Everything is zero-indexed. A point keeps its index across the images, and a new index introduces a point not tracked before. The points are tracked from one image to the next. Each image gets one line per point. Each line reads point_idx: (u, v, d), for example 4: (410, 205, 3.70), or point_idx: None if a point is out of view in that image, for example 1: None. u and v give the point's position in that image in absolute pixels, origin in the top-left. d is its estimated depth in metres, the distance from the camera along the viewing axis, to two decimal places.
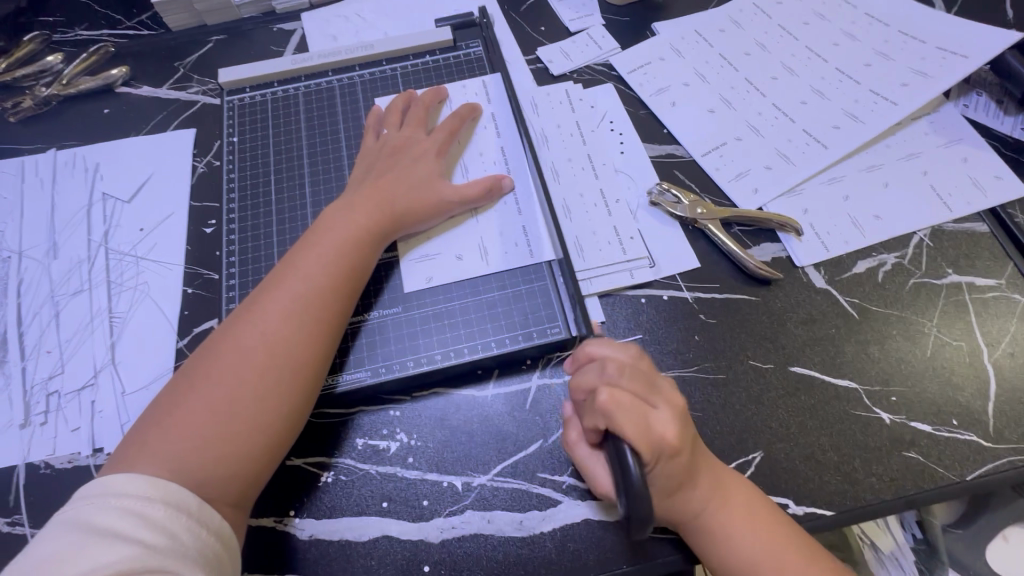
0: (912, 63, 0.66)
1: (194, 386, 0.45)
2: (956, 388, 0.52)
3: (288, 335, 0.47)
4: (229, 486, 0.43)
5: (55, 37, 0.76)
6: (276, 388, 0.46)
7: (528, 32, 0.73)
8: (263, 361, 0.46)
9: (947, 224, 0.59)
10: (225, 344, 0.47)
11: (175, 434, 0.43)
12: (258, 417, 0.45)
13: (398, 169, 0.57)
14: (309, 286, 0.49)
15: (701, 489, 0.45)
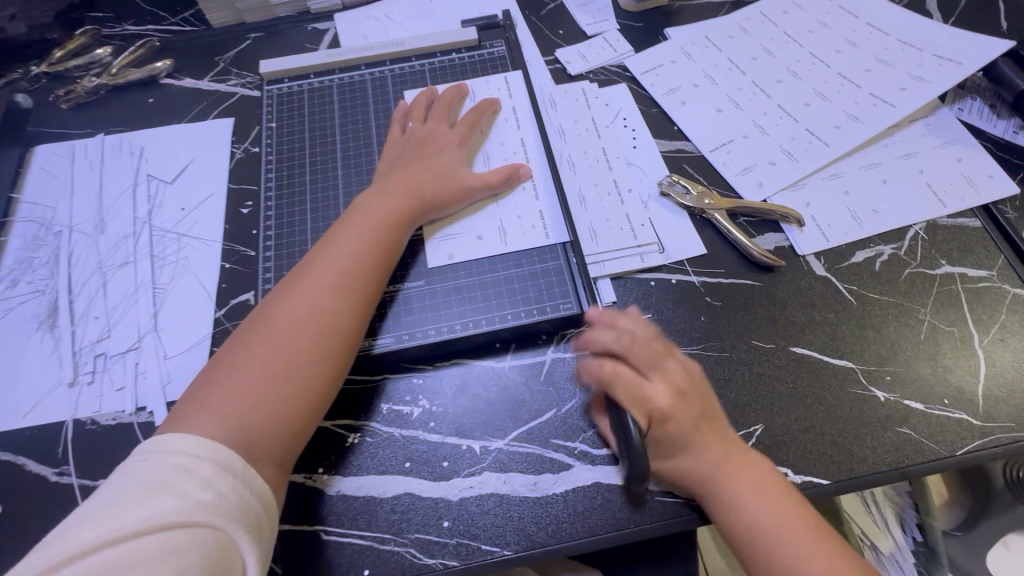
0: (910, 69, 0.70)
1: (241, 352, 0.49)
2: (949, 370, 0.55)
3: (330, 308, 0.51)
4: (275, 446, 0.47)
5: (103, 31, 0.81)
6: (317, 354, 0.49)
7: (547, 34, 0.78)
8: (306, 329, 0.50)
9: (941, 219, 0.62)
10: (268, 316, 0.51)
11: (225, 397, 0.46)
12: (302, 382, 0.48)
13: (425, 158, 0.62)
14: (348, 264, 0.53)
15: (713, 451, 0.49)
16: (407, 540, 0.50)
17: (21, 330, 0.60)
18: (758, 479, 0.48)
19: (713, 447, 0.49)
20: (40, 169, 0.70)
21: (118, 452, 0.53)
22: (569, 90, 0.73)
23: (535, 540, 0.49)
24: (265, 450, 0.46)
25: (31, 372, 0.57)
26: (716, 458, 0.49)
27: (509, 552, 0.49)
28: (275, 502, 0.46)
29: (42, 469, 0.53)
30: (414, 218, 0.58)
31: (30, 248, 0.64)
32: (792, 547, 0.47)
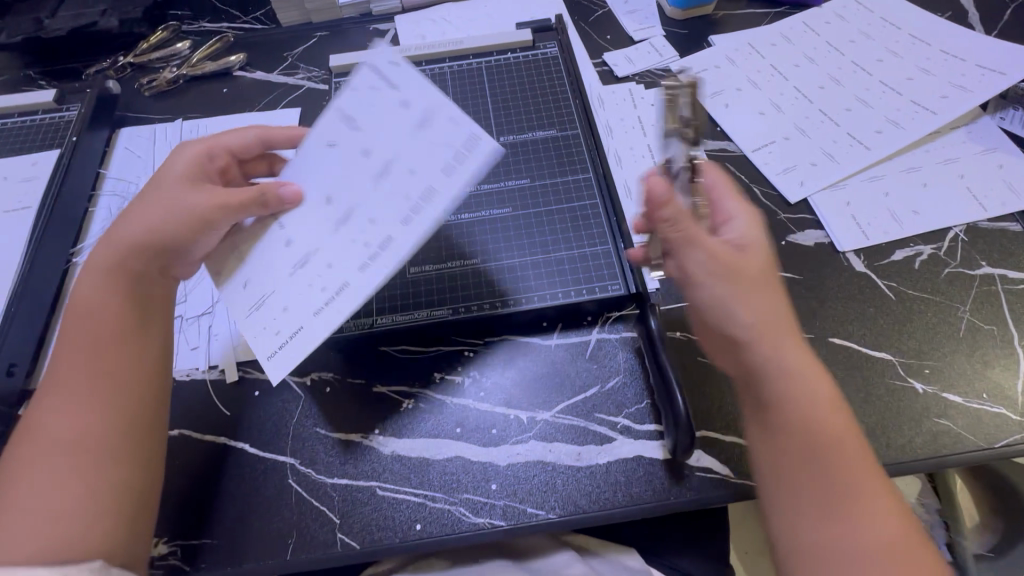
0: (952, 79, 0.72)
1: (8, 477, 0.44)
2: (987, 366, 0.56)
3: (92, 411, 0.46)
4: (107, 537, 0.43)
5: (183, 27, 0.88)
6: (80, 429, 0.45)
7: (596, 39, 0.82)
8: (59, 419, 0.46)
9: (982, 222, 0.64)
10: (41, 404, 0.47)
11: (27, 517, 0.42)
12: (78, 473, 0.44)
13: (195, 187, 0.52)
14: (90, 334, 0.48)
15: (849, 466, 0.43)
16: (457, 500, 0.52)
17: None
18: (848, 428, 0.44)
19: (815, 381, 0.44)
20: (125, 149, 0.76)
21: (193, 406, 0.58)
22: (403, 104, 0.48)
23: (579, 506, 0.52)
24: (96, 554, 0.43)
25: None
26: (813, 396, 0.44)
27: (553, 515, 0.51)
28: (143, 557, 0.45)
29: None
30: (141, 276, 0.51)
31: (115, 219, 0.70)
32: (859, 509, 0.42)
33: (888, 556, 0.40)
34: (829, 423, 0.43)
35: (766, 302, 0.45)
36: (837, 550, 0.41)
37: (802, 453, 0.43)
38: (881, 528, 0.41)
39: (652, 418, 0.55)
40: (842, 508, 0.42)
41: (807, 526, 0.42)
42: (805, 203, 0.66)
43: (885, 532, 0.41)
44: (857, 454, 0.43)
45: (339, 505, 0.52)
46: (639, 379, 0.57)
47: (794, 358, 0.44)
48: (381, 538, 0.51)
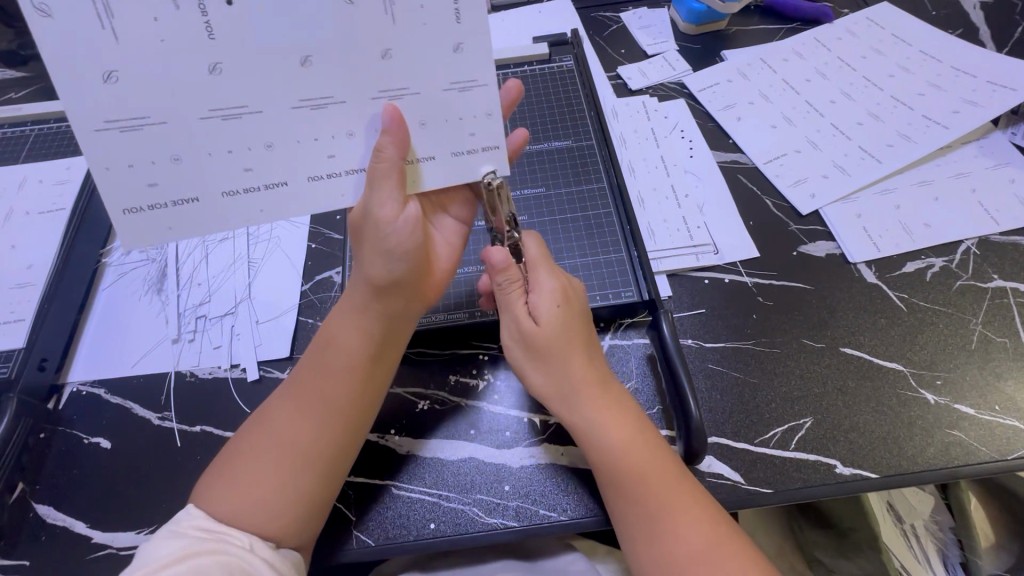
0: (963, 95, 0.73)
1: (252, 444, 0.49)
2: (999, 378, 0.56)
3: (315, 417, 0.49)
4: (284, 529, 0.46)
5: None
6: (318, 423, 0.49)
7: (611, 54, 0.84)
8: (313, 403, 0.50)
9: (993, 236, 0.64)
10: (282, 403, 0.50)
11: (264, 478, 0.47)
12: (276, 471, 0.47)
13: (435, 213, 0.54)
14: (352, 349, 0.51)
15: (648, 489, 0.48)
16: (470, 500, 0.53)
17: (132, 292, 0.67)
18: (650, 443, 0.50)
19: (606, 414, 0.50)
20: None
21: (215, 403, 0.60)
22: (471, 69, 0.44)
23: (590, 509, 0.52)
24: (272, 541, 0.46)
25: (140, 329, 0.65)
26: (611, 427, 0.50)
27: (565, 518, 0.52)
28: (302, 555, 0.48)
29: (146, 413, 0.59)
30: (388, 308, 0.51)
31: None
32: (668, 524, 0.46)
33: (698, 559, 0.45)
34: (625, 447, 0.49)
35: (571, 354, 0.51)
36: (660, 559, 0.46)
37: (609, 485, 0.49)
38: (698, 525, 0.46)
39: (664, 423, 0.56)
40: (651, 522, 0.47)
41: (632, 546, 0.48)
42: (817, 215, 0.67)
43: (694, 535, 0.46)
44: (659, 471, 0.48)
45: (354, 502, 0.53)
46: (651, 384, 0.58)
47: (597, 405, 0.50)
48: (396, 535, 0.52)
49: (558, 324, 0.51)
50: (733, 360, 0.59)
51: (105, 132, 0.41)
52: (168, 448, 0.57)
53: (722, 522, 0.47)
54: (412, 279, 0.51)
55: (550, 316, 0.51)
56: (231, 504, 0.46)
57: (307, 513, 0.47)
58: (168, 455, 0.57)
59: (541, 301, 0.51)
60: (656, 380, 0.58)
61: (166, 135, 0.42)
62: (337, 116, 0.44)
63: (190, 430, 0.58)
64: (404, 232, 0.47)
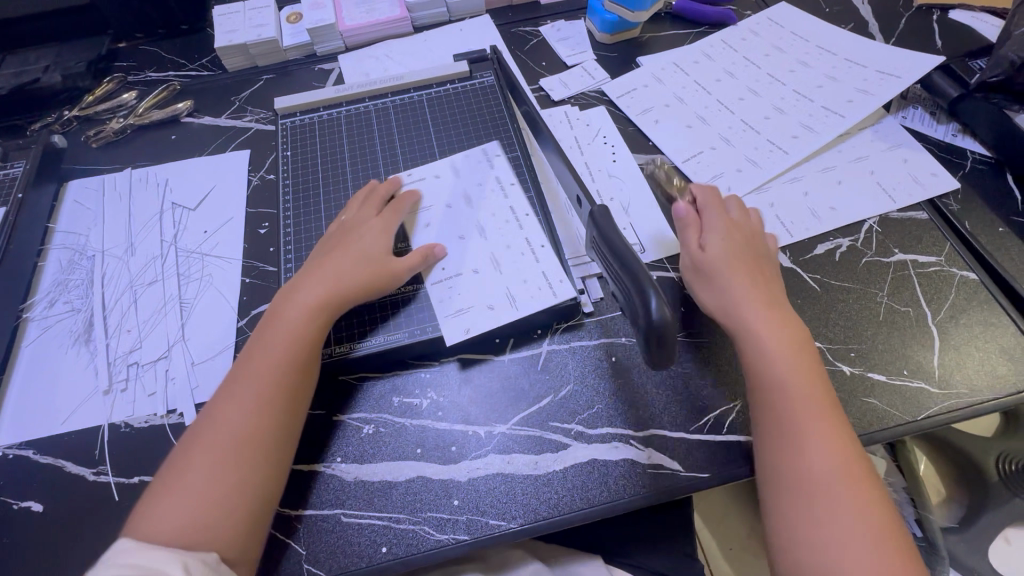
0: (857, 84, 0.78)
1: (189, 455, 0.51)
2: (906, 344, 0.60)
3: (243, 410, 0.52)
4: (228, 530, 0.48)
5: (129, 78, 0.89)
6: (259, 413, 0.52)
7: (532, 66, 0.86)
8: (254, 395, 0.53)
9: (892, 213, 0.69)
10: (222, 407, 0.53)
11: (204, 484, 0.49)
12: (210, 473, 0.49)
13: (352, 247, 0.62)
14: (279, 341, 0.56)
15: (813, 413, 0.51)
16: (420, 519, 0.54)
17: (58, 346, 0.65)
18: (828, 422, 0.51)
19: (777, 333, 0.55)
20: (73, 202, 0.76)
21: (153, 451, 0.58)
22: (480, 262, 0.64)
23: (539, 513, 0.53)
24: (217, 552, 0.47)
25: (67, 384, 0.62)
26: (789, 417, 0.51)
27: (514, 525, 0.53)
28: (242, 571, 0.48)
29: (80, 470, 0.57)
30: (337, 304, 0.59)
31: (64, 272, 0.70)
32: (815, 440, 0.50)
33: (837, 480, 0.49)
34: (806, 445, 0.50)
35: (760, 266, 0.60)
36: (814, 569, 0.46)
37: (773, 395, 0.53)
38: (863, 528, 0.47)
39: (607, 422, 0.58)
40: (810, 512, 0.48)
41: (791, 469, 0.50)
42: None
43: (848, 537, 0.46)
44: (834, 467, 0.49)
45: (304, 536, 0.53)
46: (590, 385, 0.60)
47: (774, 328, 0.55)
48: (347, 563, 0.52)
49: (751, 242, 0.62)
50: None
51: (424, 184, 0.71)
52: (105, 503, 0.55)
53: (880, 527, 0.47)
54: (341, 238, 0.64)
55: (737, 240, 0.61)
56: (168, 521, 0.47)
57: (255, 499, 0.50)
58: (106, 510, 0.55)
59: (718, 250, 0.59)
60: (595, 380, 0.60)
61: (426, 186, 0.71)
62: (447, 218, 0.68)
63: (128, 482, 0.56)
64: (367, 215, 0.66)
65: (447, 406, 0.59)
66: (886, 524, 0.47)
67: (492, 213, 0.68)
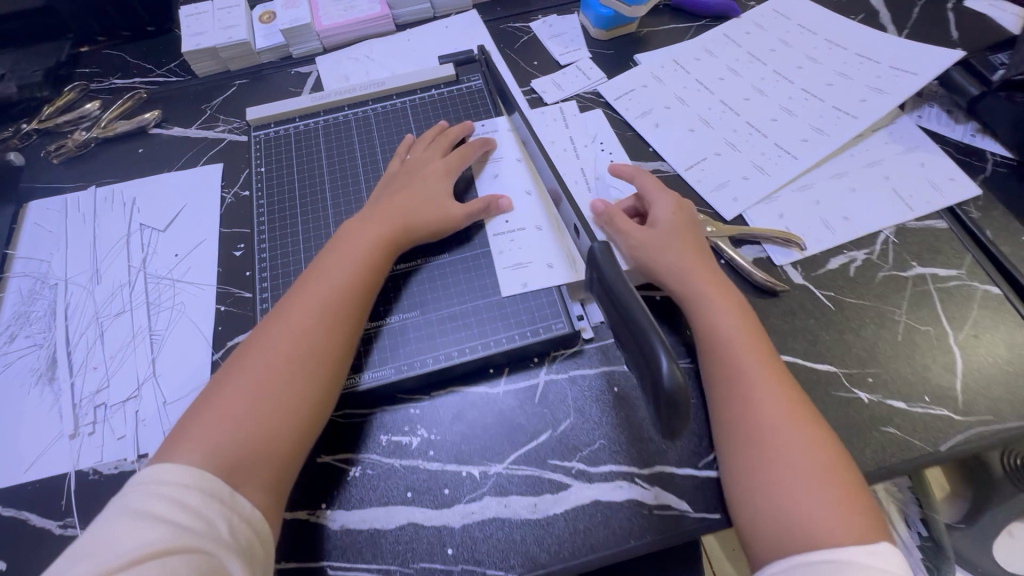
0: (869, 82, 0.73)
1: (225, 384, 0.50)
2: (926, 367, 0.57)
3: (304, 343, 0.52)
4: (268, 473, 0.48)
5: (92, 86, 0.83)
6: (303, 360, 0.52)
7: (523, 66, 0.81)
8: (296, 340, 0.52)
9: (909, 222, 0.65)
10: (265, 342, 0.52)
11: (238, 416, 0.48)
12: (248, 405, 0.49)
13: (413, 186, 0.64)
14: (345, 277, 0.56)
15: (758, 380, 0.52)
16: (412, 570, 0.50)
17: (19, 385, 0.60)
18: (763, 372, 0.52)
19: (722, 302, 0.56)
20: (34, 225, 0.71)
21: None
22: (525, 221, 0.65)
23: (539, 561, 0.50)
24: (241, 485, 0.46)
25: (29, 427, 0.58)
26: (723, 371, 0.53)
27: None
28: (272, 532, 0.47)
29: (46, 523, 0.53)
30: (404, 241, 0.61)
31: (25, 303, 0.65)
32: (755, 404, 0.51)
33: (788, 446, 0.49)
34: (739, 394, 0.52)
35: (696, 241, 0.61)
36: (766, 513, 0.47)
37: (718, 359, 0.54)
38: (799, 469, 0.47)
39: (610, 459, 0.54)
40: (753, 458, 0.49)
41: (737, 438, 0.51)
42: (740, 219, 0.67)
43: (797, 475, 0.47)
44: (772, 412, 0.50)
45: None
46: (591, 418, 0.56)
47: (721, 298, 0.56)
48: None
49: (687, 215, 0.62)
50: None
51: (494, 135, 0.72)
52: None
53: (830, 466, 0.48)
54: (406, 177, 0.65)
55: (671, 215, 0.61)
56: (194, 446, 0.46)
57: (287, 443, 0.49)
58: None
59: (677, 225, 0.61)
60: (596, 412, 0.56)
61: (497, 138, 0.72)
62: (506, 171, 0.69)
63: None
64: (427, 157, 0.67)
65: (437, 446, 0.55)
66: (836, 461, 0.48)
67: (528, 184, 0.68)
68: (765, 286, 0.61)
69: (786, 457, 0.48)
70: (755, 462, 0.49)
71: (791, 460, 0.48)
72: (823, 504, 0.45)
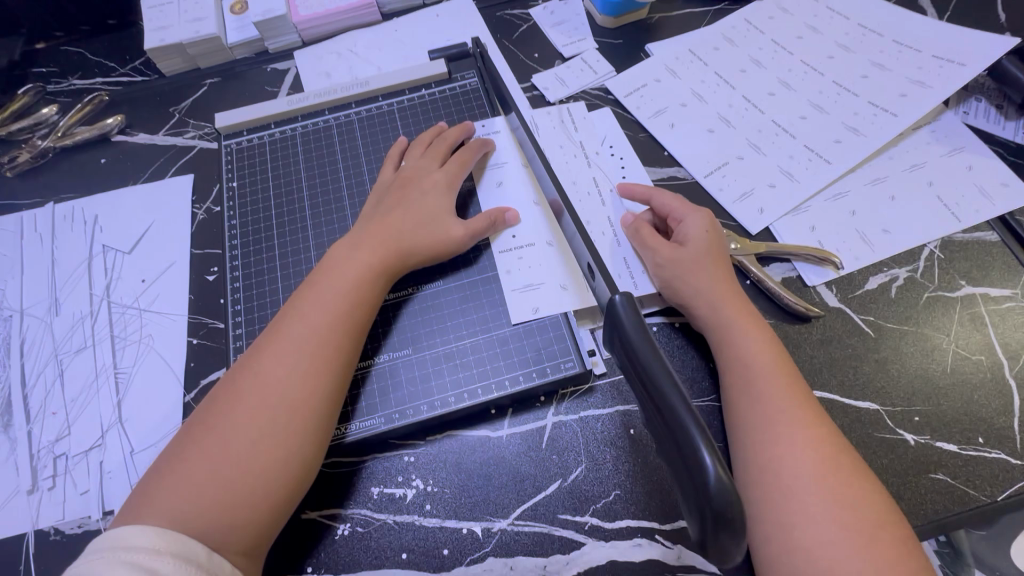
0: (909, 73, 0.66)
1: (200, 433, 0.45)
2: (979, 403, 0.51)
3: (288, 388, 0.47)
4: (246, 534, 0.43)
5: (48, 88, 0.75)
6: (285, 405, 0.46)
7: (522, 60, 0.73)
8: (279, 383, 0.47)
9: (956, 235, 0.58)
10: (245, 384, 0.47)
11: (212, 471, 0.43)
12: (224, 458, 0.44)
13: (409, 202, 0.57)
14: (334, 310, 0.50)
15: (794, 425, 0.45)
16: None
17: None
18: (797, 415, 0.45)
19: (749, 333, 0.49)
20: None
21: None
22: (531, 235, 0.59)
23: None
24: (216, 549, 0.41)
25: None
26: (748, 406, 0.47)
27: None
28: None
29: None
30: (398, 267, 0.54)
31: None
32: (786, 452, 0.44)
33: (828, 503, 0.42)
34: (766, 435, 0.45)
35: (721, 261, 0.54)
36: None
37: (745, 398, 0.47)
38: (839, 531, 0.41)
39: (628, 512, 0.48)
40: (782, 511, 0.42)
41: (769, 492, 0.43)
42: (766, 232, 0.60)
43: (834, 532, 0.41)
44: (805, 457, 0.44)
45: None
46: (605, 465, 0.50)
47: (749, 327, 0.50)
48: None
49: (713, 234, 0.55)
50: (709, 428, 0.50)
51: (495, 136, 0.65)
52: None
53: (874, 523, 0.41)
54: (398, 190, 0.58)
55: (698, 234, 0.54)
56: (163, 507, 0.41)
57: (268, 500, 0.44)
58: None
59: (698, 239, 0.54)
60: (611, 458, 0.50)
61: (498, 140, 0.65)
62: (508, 179, 0.62)
63: None
64: (423, 166, 0.60)
65: (434, 501, 0.50)
66: (882, 517, 0.42)
67: (533, 194, 0.61)
68: (797, 312, 0.55)
69: (824, 518, 0.41)
70: (789, 521, 0.42)
71: (830, 520, 0.41)
72: (867, 569, 0.39)
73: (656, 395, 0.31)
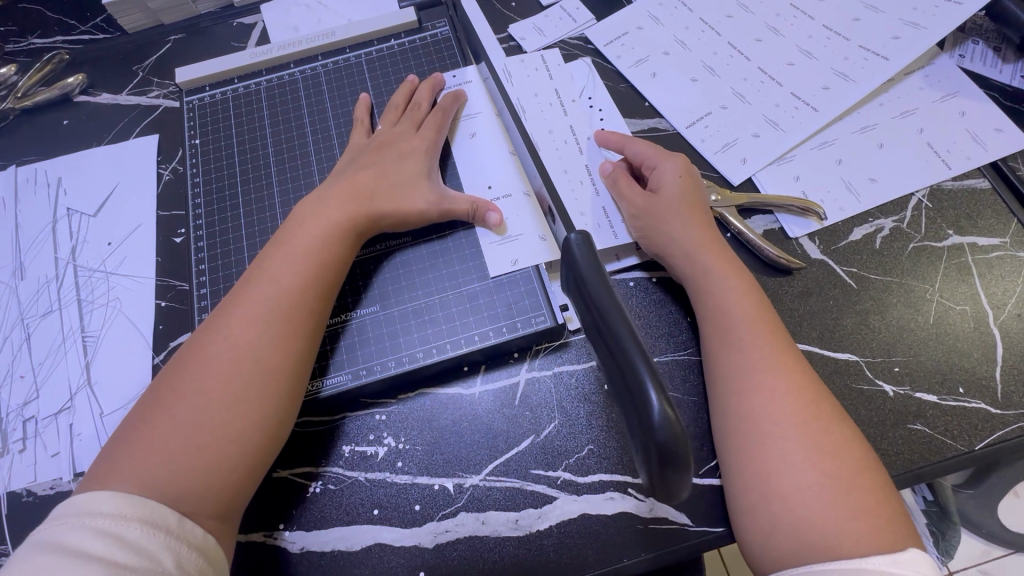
0: (904, 14, 0.62)
1: (163, 398, 0.43)
2: (962, 353, 0.50)
3: (255, 350, 0.45)
4: (217, 497, 0.42)
5: (7, 48, 0.73)
6: (252, 367, 0.45)
7: (498, 8, 0.69)
8: (245, 345, 0.45)
9: (945, 183, 0.56)
10: (210, 347, 0.45)
11: (178, 435, 0.42)
12: (189, 422, 0.42)
13: (382, 165, 0.55)
14: (302, 271, 0.49)
15: (776, 374, 0.44)
16: None
17: None
18: (779, 364, 0.44)
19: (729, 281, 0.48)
20: None
21: None
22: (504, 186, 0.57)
23: None
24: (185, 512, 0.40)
25: None
26: (727, 357, 0.46)
27: None
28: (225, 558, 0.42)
29: None
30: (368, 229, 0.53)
31: None
32: (767, 401, 0.43)
33: (810, 449, 0.41)
34: (744, 383, 0.44)
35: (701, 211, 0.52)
36: (778, 523, 0.40)
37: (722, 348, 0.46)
38: (822, 477, 0.40)
39: (600, 467, 0.48)
40: (764, 461, 0.41)
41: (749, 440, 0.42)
42: (749, 183, 0.58)
43: (812, 478, 0.40)
44: (784, 403, 0.43)
45: None
46: (578, 421, 0.49)
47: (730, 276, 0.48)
48: None
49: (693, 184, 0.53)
50: (680, 378, 0.50)
51: (468, 86, 0.63)
52: None
53: (856, 468, 0.40)
54: (369, 151, 0.56)
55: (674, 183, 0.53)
56: (127, 473, 0.40)
57: (237, 462, 0.43)
58: None
59: (671, 187, 0.52)
60: (584, 414, 0.49)
61: (471, 90, 0.62)
62: (481, 130, 0.60)
63: None
64: (395, 127, 0.58)
65: (405, 458, 0.49)
66: (863, 462, 0.41)
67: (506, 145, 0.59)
68: (779, 264, 0.53)
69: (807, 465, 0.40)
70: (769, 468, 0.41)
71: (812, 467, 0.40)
72: (844, 514, 0.38)
73: (614, 344, 0.30)
